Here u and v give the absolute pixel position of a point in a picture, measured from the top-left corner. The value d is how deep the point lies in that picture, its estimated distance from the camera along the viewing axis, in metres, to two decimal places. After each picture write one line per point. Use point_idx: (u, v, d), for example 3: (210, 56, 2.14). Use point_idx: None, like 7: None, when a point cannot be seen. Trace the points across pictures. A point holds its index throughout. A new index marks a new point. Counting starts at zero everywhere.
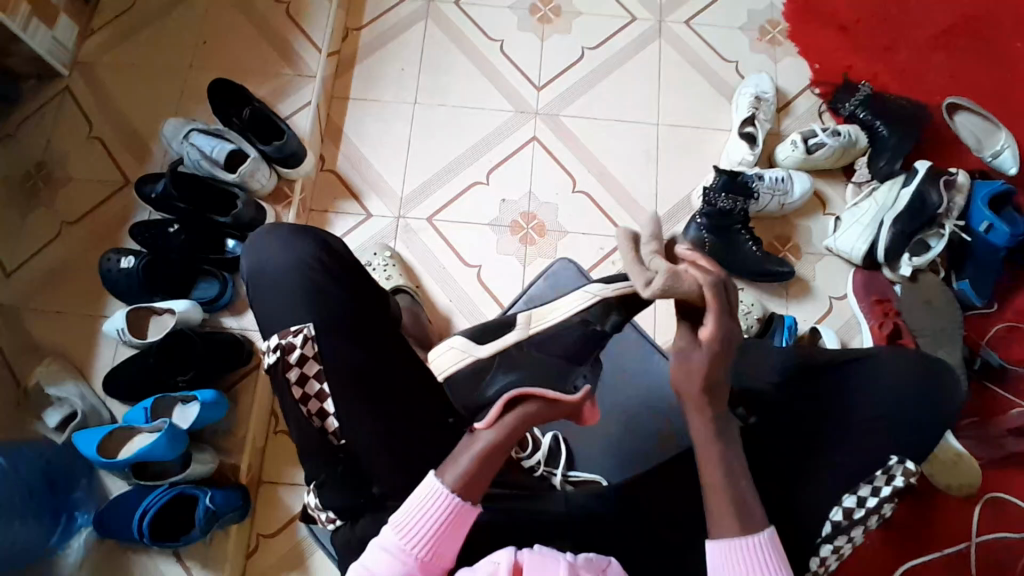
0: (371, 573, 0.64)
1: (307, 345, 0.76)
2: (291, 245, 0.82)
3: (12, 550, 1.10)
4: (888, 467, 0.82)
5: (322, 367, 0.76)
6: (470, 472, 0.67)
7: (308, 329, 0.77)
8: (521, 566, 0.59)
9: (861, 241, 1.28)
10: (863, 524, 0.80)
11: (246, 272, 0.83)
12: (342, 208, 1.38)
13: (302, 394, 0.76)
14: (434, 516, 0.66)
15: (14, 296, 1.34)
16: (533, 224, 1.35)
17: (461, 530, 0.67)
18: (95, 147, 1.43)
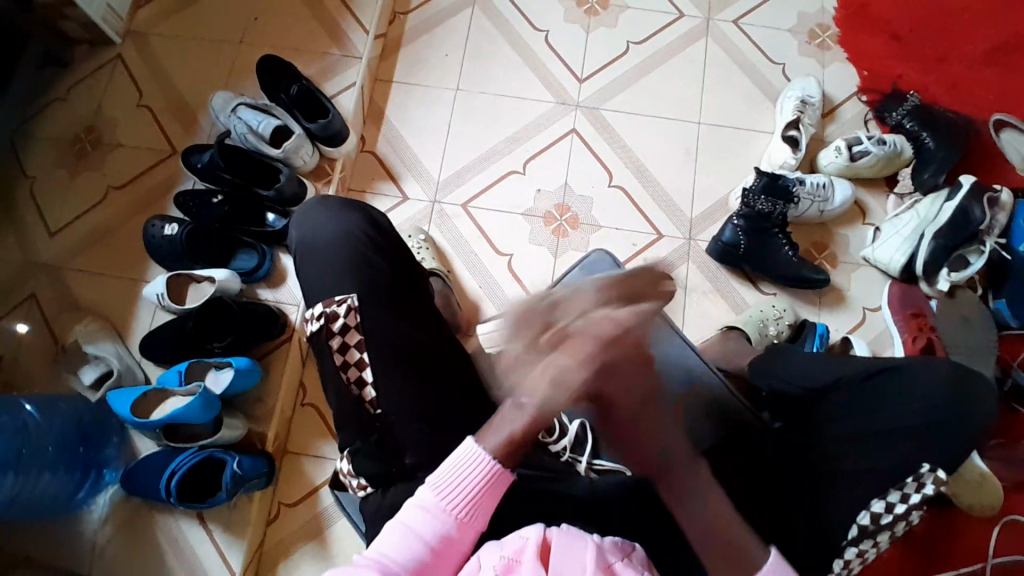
0: (412, 531, 0.66)
1: (349, 315, 0.78)
2: (338, 220, 0.84)
3: (45, 497, 1.16)
4: (918, 475, 0.81)
5: (363, 337, 0.78)
6: (498, 452, 0.69)
7: (352, 299, 0.79)
8: (549, 544, 0.59)
9: (899, 252, 1.26)
10: (890, 529, 0.80)
11: (293, 242, 0.86)
12: (379, 189, 1.40)
13: (343, 361, 0.78)
14: (474, 476, 0.68)
15: (58, 254, 1.40)
16: (566, 216, 1.35)
17: (497, 492, 0.70)
18: (144, 115, 1.48)
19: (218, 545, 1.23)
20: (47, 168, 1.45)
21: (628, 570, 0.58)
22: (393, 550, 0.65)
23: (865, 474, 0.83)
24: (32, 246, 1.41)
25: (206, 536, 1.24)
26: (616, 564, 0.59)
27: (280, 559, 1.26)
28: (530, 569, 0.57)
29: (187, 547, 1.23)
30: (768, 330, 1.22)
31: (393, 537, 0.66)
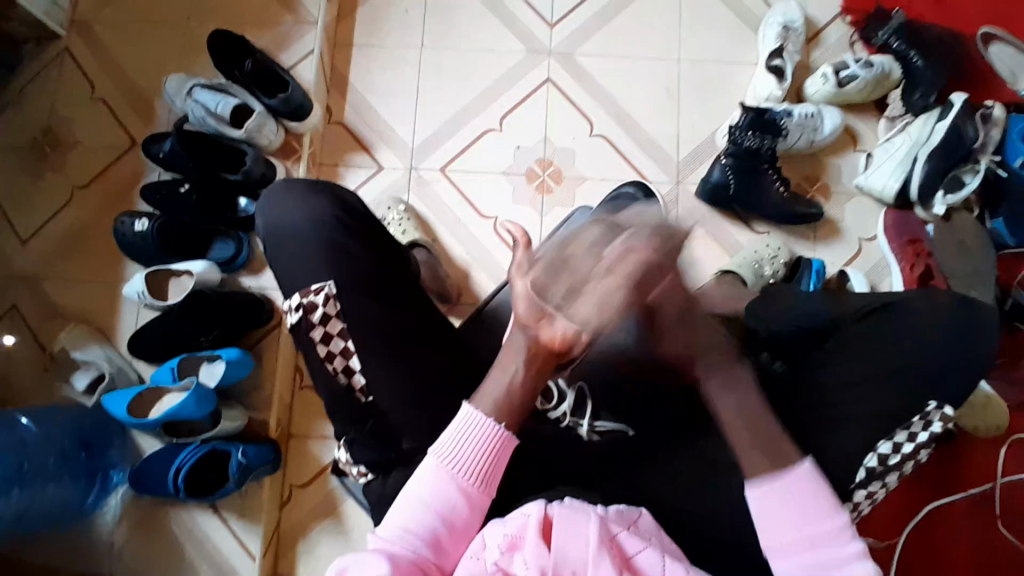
0: (423, 504, 0.65)
1: (329, 304, 0.74)
2: (301, 201, 0.79)
3: (55, 508, 1.16)
4: (925, 413, 0.80)
5: (346, 324, 0.74)
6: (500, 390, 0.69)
7: (330, 287, 0.75)
8: (551, 522, 0.57)
9: (893, 177, 1.22)
10: (899, 470, 0.79)
11: (259, 231, 0.81)
12: (353, 161, 1.34)
13: (327, 353, 0.74)
14: (479, 444, 0.67)
15: (32, 263, 1.35)
16: (549, 171, 1.30)
17: (503, 459, 0.69)
18: (99, 109, 1.40)
19: (235, 531, 1.23)
20: (8, 174, 1.39)
21: (632, 540, 0.58)
22: (408, 522, 0.64)
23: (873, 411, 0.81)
24: (5, 257, 1.36)
25: (223, 526, 1.24)
26: (619, 534, 0.58)
27: (298, 541, 1.26)
28: (533, 549, 0.55)
29: (203, 541, 1.23)
30: (764, 271, 1.18)
31: (403, 512, 0.65)
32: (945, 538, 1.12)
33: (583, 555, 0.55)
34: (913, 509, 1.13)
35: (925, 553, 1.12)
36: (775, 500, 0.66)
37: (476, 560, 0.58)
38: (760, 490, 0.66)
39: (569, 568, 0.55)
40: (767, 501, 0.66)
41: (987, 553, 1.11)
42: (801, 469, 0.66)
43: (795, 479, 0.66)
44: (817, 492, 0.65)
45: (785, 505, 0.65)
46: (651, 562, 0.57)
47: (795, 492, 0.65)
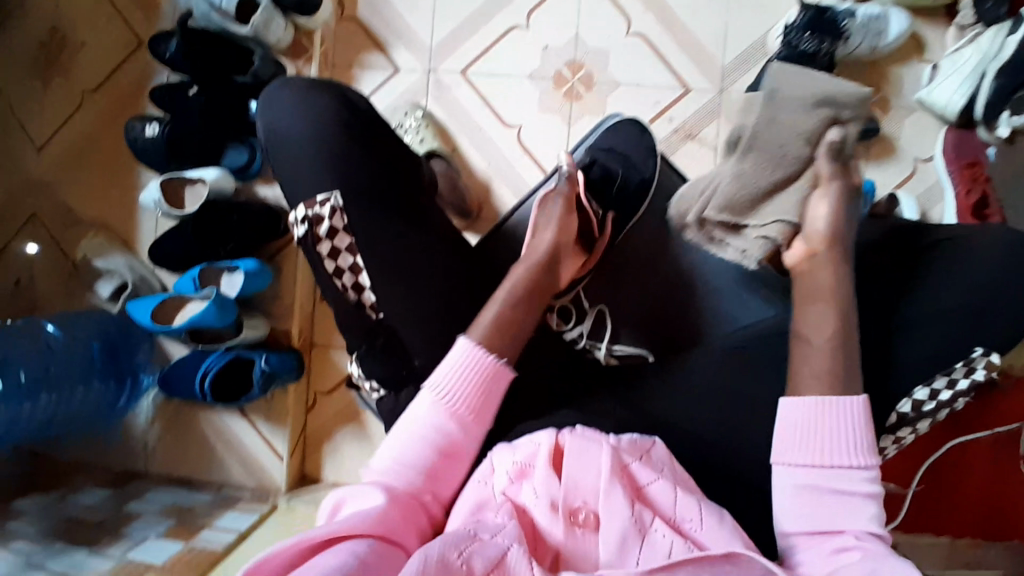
0: (416, 434, 0.62)
1: (337, 217, 0.70)
2: (304, 101, 0.73)
3: (89, 406, 1.20)
4: (969, 359, 0.73)
5: (355, 239, 0.70)
6: (497, 318, 0.68)
7: (336, 198, 0.70)
8: (562, 450, 0.55)
9: (959, 93, 1.08)
10: (932, 416, 0.74)
11: (259, 134, 0.75)
12: (367, 62, 1.24)
13: (336, 268, 0.71)
14: (471, 376, 0.64)
15: (49, 169, 1.33)
16: (579, 76, 1.19)
17: (498, 390, 0.66)
18: (103, 4, 1.31)
19: (262, 432, 1.27)
20: (14, 76, 1.33)
21: (645, 472, 0.55)
22: (402, 452, 0.62)
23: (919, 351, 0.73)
24: (23, 163, 1.34)
25: (250, 428, 1.28)
26: (632, 465, 0.55)
27: (324, 443, 1.30)
28: (543, 477, 0.54)
29: (233, 442, 1.28)
30: None
31: (397, 443, 0.62)
32: (960, 476, 1.06)
33: (595, 485, 0.53)
34: (931, 449, 1.05)
35: (934, 490, 1.06)
36: (800, 427, 0.63)
37: (483, 485, 0.57)
38: (800, 405, 0.63)
39: (580, 499, 0.53)
40: (793, 426, 0.63)
41: (1005, 493, 1.04)
42: (852, 399, 0.63)
43: (843, 406, 0.62)
44: (848, 423, 0.62)
45: (811, 432, 0.62)
46: (664, 493, 0.54)
47: (834, 418, 0.62)
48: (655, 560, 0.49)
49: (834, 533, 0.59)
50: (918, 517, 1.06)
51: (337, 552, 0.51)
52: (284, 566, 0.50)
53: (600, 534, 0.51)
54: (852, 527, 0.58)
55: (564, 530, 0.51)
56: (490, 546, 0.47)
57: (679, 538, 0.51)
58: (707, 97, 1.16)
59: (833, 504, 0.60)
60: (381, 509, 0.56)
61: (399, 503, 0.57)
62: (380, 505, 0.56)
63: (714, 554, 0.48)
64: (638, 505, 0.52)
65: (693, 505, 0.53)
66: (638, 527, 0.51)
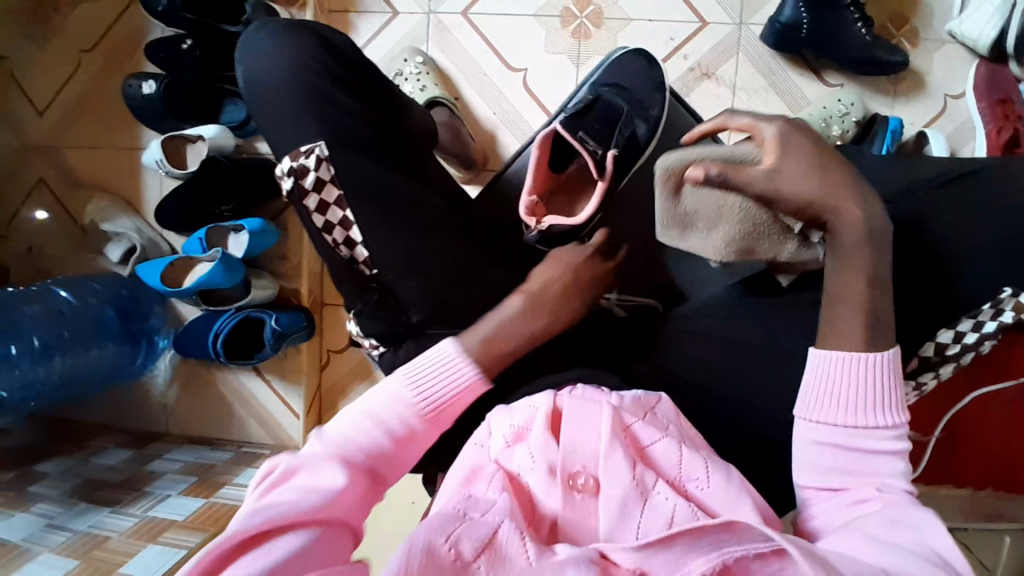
0: (375, 418, 0.55)
1: (321, 168, 0.67)
2: (288, 44, 0.69)
3: (107, 367, 1.22)
4: (998, 300, 0.69)
5: (344, 192, 0.67)
6: (492, 339, 0.62)
7: (321, 148, 0.66)
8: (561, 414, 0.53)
9: (991, 25, 1.00)
10: (955, 361, 0.72)
11: (242, 81, 0.72)
12: (364, 6, 1.18)
13: (325, 223, 0.68)
14: (451, 384, 0.58)
15: (52, 133, 1.31)
16: (587, 11, 1.11)
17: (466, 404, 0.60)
18: None
19: (277, 390, 1.28)
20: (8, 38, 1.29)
21: (647, 431, 0.53)
22: (354, 433, 0.54)
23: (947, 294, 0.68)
24: (26, 127, 1.32)
25: (265, 385, 1.29)
26: (634, 425, 0.53)
27: (340, 399, 1.29)
28: (541, 442, 0.52)
29: (249, 400, 1.30)
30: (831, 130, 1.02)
31: (347, 421, 0.55)
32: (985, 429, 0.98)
33: (594, 447, 0.51)
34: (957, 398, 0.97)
35: (958, 441, 1.00)
36: (834, 377, 0.54)
37: (479, 447, 0.55)
38: (823, 358, 0.54)
39: (579, 463, 0.51)
40: (824, 376, 0.54)
41: None
42: (883, 355, 0.53)
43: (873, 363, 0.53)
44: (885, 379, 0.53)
45: (842, 385, 0.53)
46: (667, 454, 0.52)
47: (861, 375, 0.53)
48: (656, 527, 0.48)
49: (849, 487, 0.52)
50: (932, 466, 1.02)
51: (278, 549, 0.44)
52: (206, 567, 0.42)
53: (599, 499, 0.49)
54: (873, 480, 0.52)
55: (562, 495, 0.50)
56: (480, 524, 0.46)
57: (682, 501, 0.49)
58: (727, 31, 1.08)
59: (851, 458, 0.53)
60: (338, 492, 0.49)
61: (355, 482, 0.51)
62: (338, 486, 0.49)
63: (711, 522, 0.45)
64: (640, 467, 0.50)
65: (700, 461, 0.52)
66: (639, 490, 0.49)
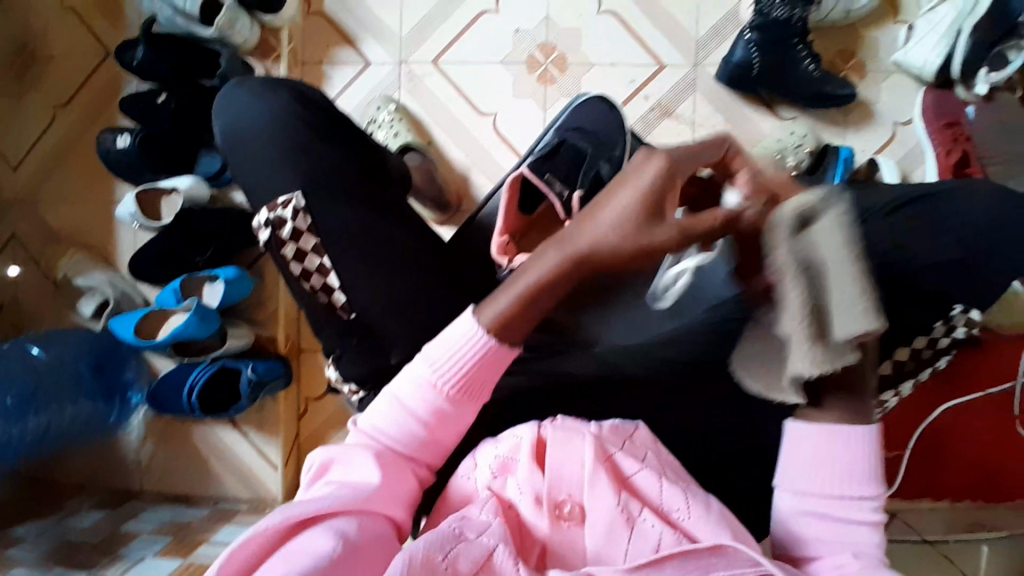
0: (403, 407, 0.56)
1: (298, 218, 0.68)
2: (264, 100, 0.72)
3: (79, 422, 1.21)
4: (949, 317, 0.74)
5: (321, 240, 0.68)
6: (535, 290, 0.53)
7: (298, 198, 0.68)
8: (545, 444, 0.54)
9: (936, 52, 1.07)
10: (914, 376, 0.79)
11: (218, 136, 0.74)
12: (337, 58, 1.22)
13: (304, 270, 0.69)
14: (471, 356, 0.55)
15: (25, 188, 1.31)
16: (552, 57, 1.17)
17: (500, 368, 0.56)
18: (68, 18, 1.28)
19: (255, 442, 1.26)
20: None
21: (629, 460, 0.53)
22: (387, 423, 0.56)
23: (905, 312, 0.71)
24: None
25: (243, 438, 1.26)
26: (616, 454, 0.54)
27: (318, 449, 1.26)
28: (527, 473, 0.52)
29: (226, 452, 1.26)
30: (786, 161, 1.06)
31: (381, 412, 0.56)
32: (953, 439, 1.05)
33: (578, 475, 0.52)
34: (922, 408, 1.06)
35: (931, 455, 1.06)
36: (811, 447, 0.53)
37: (466, 480, 0.55)
38: (806, 429, 0.54)
39: (565, 491, 0.52)
40: (801, 445, 0.54)
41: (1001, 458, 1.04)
42: (866, 429, 0.53)
43: (856, 437, 0.53)
44: (861, 453, 0.53)
45: (818, 455, 0.53)
46: (650, 482, 0.52)
47: (842, 446, 0.53)
48: (643, 551, 0.49)
49: (824, 553, 0.52)
50: (910, 480, 1.07)
51: (328, 530, 0.48)
52: (268, 539, 0.47)
53: (586, 526, 0.50)
54: (850, 545, 0.51)
55: (550, 523, 0.51)
56: (476, 546, 0.47)
57: (667, 528, 0.50)
58: (683, 71, 1.14)
59: (828, 520, 0.53)
60: (374, 489, 0.51)
61: (390, 476, 0.53)
62: (375, 482, 0.52)
63: (699, 547, 0.47)
64: (625, 494, 0.51)
65: (679, 494, 0.52)
66: (625, 516, 0.50)
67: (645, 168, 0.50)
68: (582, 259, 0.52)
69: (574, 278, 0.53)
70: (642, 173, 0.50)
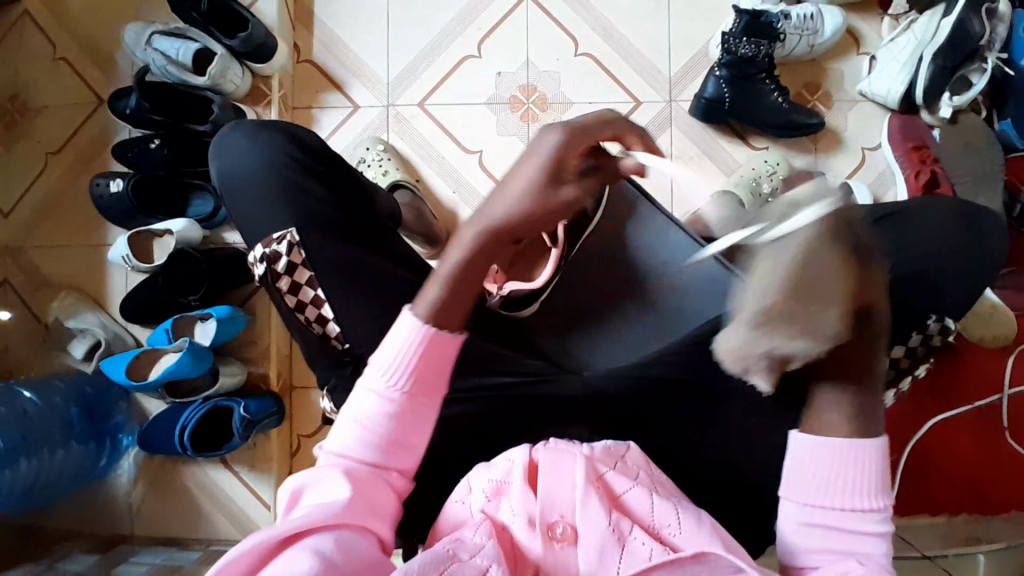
0: (360, 421, 0.59)
1: (292, 252, 0.71)
2: (255, 143, 0.75)
3: (72, 469, 1.19)
4: (924, 328, 0.77)
5: (314, 272, 0.70)
6: (460, 264, 0.61)
7: (292, 234, 0.71)
8: (537, 467, 0.55)
9: (898, 81, 1.12)
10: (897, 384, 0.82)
11: (213, 177, 0.77)
12: (326, 101, 1.27)
13: (298, 302, 0.71)
14: (412, 348, 0.59)
15: (17, 234, 1.32)
16: (533, 97, 1.22)
17: (446, 356, 0.60)
18: (62, 69, 1.32)
19: (246, 480, 1.24)
20: None
21: (619, 479, 0.55)
22: (350, 442, 0.59)
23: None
24: None
25: (234, 477, 1.25)
26: (607, 474, 0.55)
27: None
28: (520, 494, 0.53)
29: (217, 492, 1.25)
30: (762, 189, 1.09)
31: (346, 434, 0.59)
32: (943, 450, 1.07)
33: (570, 496, 0.53)
34: (910, 422, 1.08)
35: (921, 468, 1.07)
36: (818, 460, 0.55)
37: (460, 505, 0.56)
38: (812, 444, 0.56)
39: (557, 513, 0.52)
40: (810, 455, 0.56)
41: (989, 468, 1.06)
42: (874, 442, 0.55)
43: (865, 449, 0.55)
44: (868, 462, 0.55)
45: (826, 467, 0.55)
46: (640, 500, 0.54)
47: (851, 459, 0.55)
48: (634, 567, 0.50)
49: (826, 564, 0.54)
50: (905, 497, 1.06)
51: (305, 547, 0.50)
52: (252, 563, 0.50)
53: (578, 547, 0.51)
54: (855, 553, 0.54)
55: (542, 544, 0.51)
56: (469, 566, 0.48)
57: (657, 543, 0.51)
58: (658, 107, 1.20)
59: (833, 534, 0.55)
60: (344, 503, 0.54)
61: (360, 489, 0.56)
62: (344, 497, 0.55)
63: (682, 556, 0.50)
64: (616, 513, 0.52)
65: (670, 509, 0.54)
66: (617, 535, 0.51)
67: (544, 142, 0.63)
68: (498, 231, 0.62)
69: (495, 247, 0.63)
70: (539, 146, 0.63)
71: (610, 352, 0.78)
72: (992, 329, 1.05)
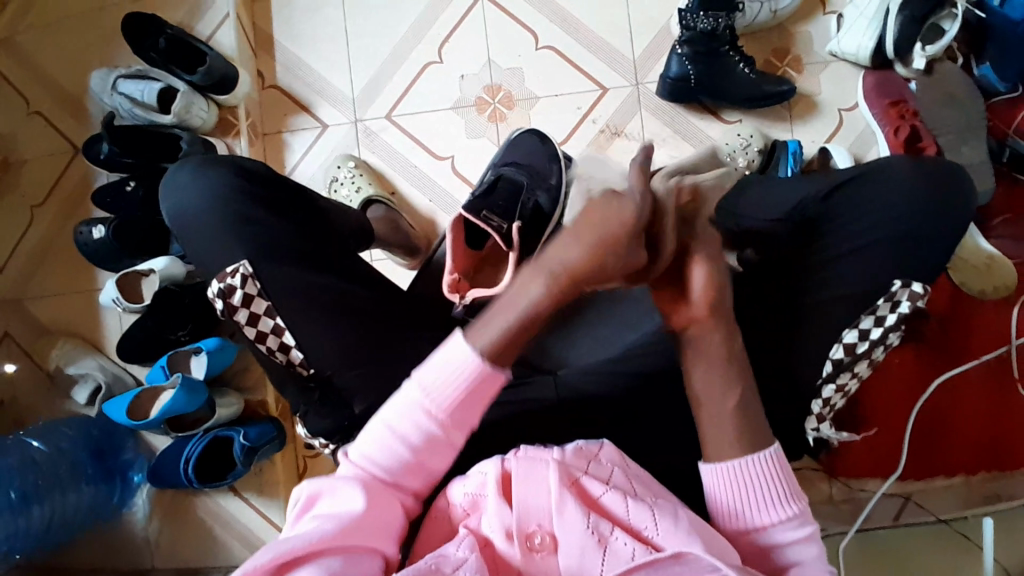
0: (396, 433, 0.58)
1: (247, 285, 0.70)
2: (202, 179, 0.75)
3: (86, 509, 1.22)
4: (891, 294, 0.71)
5: (271, 303, 0.70)
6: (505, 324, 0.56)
7: (244, 266, 0.70)
8: (510, 477, 0.54)
9: (867, 37, 1.09)
10: (867, 357, 0.72)
11: (168, 217, 0.76)
12: (295, 124, 1.26)
13: (258, 333, 0.70)
14: (460, 378, 0.57)
15: (12, 288, 1.33)
16: (499, 97, 1.21)
17: (486, 395, 0.58)
18: (36, 121, 1.33)
19: (256, 509, 1.24)
20: None
21: (596, 483, 0.54)
22: (378, 451, 0.58)
23: (855, 290, 0.72)
24: None
25: (242, 507, 1.25)
26: (582, 477, 0.54)
27: None
28: (495, 506, 0.53)
29: (226, 525, 1.25)
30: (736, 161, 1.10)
31: (375, 440, 0.58)
32: (952, 410, 1.04)
33: (546, 504, 0.52)
34: (915, 383, 1.05)
35: (932, 430, 1.04)
36: (725, 486, 0.59)
37: (439, 521, 0.56)
38: (714, 471, 0.60)
39: (535, 522, 0.52)
40: (717, 482, 0.60)
41: (1003, 424, 1.03)
42: (762, 454, 0.59)
43: (757, 461, 0.59)
44: (769, 475, 0.59)
45: (735, 490, 0.59)
46: (616, 502, 0.53)
47: (750, 478, 0.59)
48: (617, 569, 0.49)
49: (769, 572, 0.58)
50: (915, 460, 1.04)
51: (317, 566, 0.50)
52: None
53: (559, 554, 0.51)
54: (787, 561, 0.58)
55: (521, 555, 0.51)
56: None
57: (639, 542, 0.51)
58: (626, 91, 1.18)
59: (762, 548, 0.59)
60: (356, 514, 0.54)
61: (375, 504, 0.56)
62: (358, 508, 0.55)
63: (661, 555, 0.49)
64: (594, 515, 0.51)
65: (646, 511, 0.52)
66: (596, 537, 0.50)
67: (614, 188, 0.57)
68: (566, 279, 0.54)
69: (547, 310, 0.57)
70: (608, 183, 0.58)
71: (581, 348, 0.78)
72: (986, 282, 1.04)
